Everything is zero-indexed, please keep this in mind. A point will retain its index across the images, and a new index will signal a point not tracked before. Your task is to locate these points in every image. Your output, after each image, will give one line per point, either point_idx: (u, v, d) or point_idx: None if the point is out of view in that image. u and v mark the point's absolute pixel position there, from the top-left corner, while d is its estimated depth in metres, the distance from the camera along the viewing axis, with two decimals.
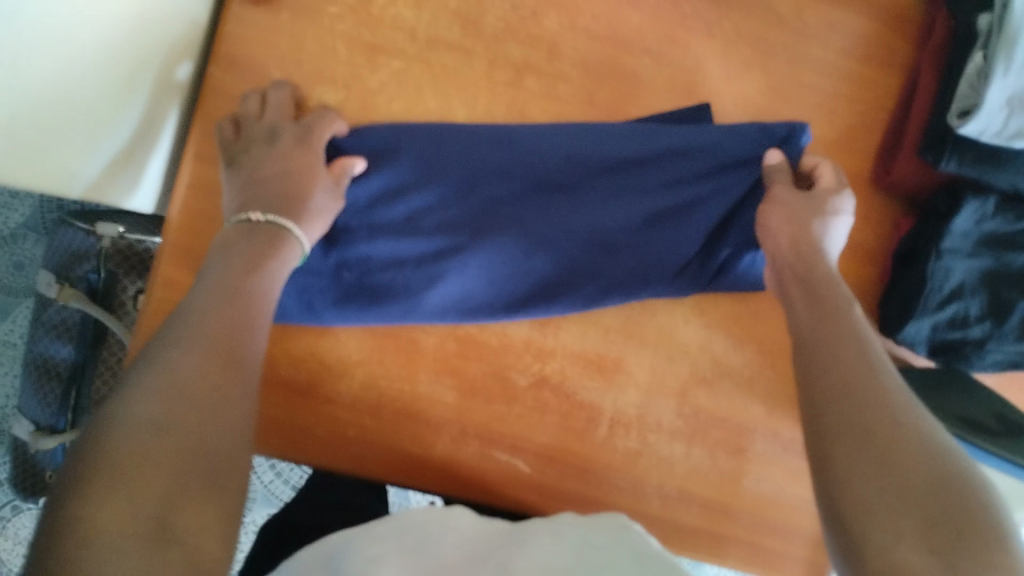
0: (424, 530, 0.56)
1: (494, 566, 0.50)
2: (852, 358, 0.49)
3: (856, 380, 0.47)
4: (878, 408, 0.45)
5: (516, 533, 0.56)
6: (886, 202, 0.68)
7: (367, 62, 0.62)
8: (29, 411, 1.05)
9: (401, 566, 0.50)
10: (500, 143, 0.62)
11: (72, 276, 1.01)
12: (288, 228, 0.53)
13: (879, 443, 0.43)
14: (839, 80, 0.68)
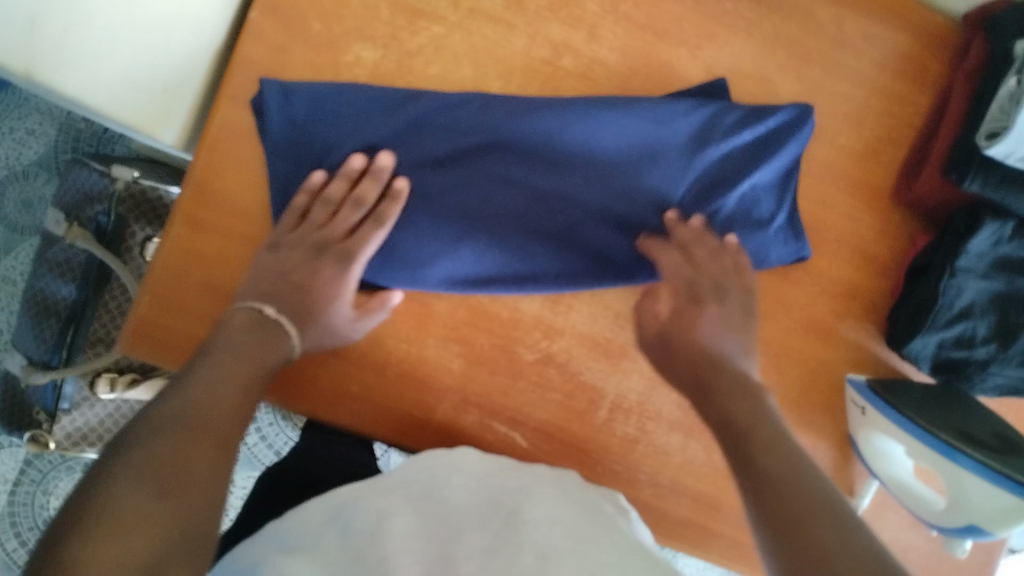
0: (438, 479, 0.58)
1: (509, 519, 0.52)
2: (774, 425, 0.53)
3: (771, 432, 0.52)
4: (808, 505, 0.46)
5: (521, 479, 0.58)
6: (903, 217, 0.69)
7: (408, 25, 0.62)
8: (25, 347, 1.05)
9: (413, 526, 0.51)
10: (515, 109, 0.62)
11: (82, 216, 1.01)
12: (290, 334, 0.56)
13: (795, 483, 0.47)
14: (869, 93, 0.68)
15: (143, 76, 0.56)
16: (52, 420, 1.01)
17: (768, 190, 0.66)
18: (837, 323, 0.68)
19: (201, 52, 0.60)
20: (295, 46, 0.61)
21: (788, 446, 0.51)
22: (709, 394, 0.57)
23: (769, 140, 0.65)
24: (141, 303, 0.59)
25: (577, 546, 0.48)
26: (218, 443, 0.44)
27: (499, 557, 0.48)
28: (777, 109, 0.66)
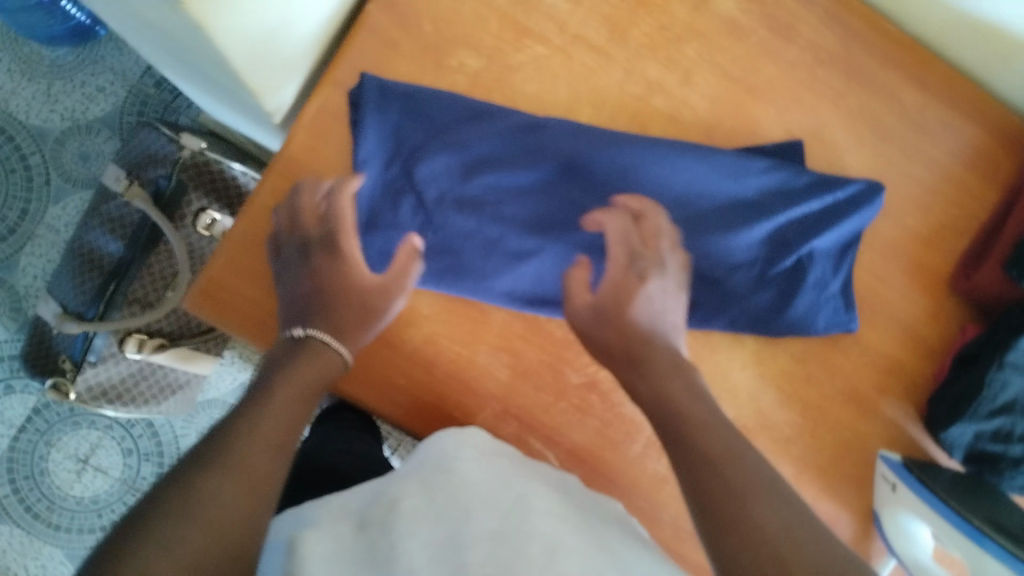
0: (448, 458, 0.56)
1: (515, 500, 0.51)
2: (708, 406, 0.51)
3: (717, 422, 0.50)
4: (753, 493, 0.44)
5: (526, 470, 0.57)
6: (956, 305, 0.70)
7: (513, 41, 0.65)
8: (60, 294, 1.06)
9: (421, 503, 0.50)
10: (597, 143, 0.64)
11: (143, 177, 1.03)
12: (326, 340, 0.55)
13: (725, 470, 0.46)
14: (940, 179, 0.70)
15: (279, 53, 0.55)
16: (77, 369, 1.01)
17: (827, 257, 0.66)
18: (877, 397, 0.69)
19: (317, 27, 0.60)
20: (405, 43, 0.63)
21: (741, 442, 0.48)
22: (648, 371, 0.54)
23: (834, 212, 0.65)
24: (215, 261, 0.61)
25: (584, 550, 0.47)
26: (263, 491, 0.43)
27: (505, 548, 0.45)
28: (848, 181, 0.66)
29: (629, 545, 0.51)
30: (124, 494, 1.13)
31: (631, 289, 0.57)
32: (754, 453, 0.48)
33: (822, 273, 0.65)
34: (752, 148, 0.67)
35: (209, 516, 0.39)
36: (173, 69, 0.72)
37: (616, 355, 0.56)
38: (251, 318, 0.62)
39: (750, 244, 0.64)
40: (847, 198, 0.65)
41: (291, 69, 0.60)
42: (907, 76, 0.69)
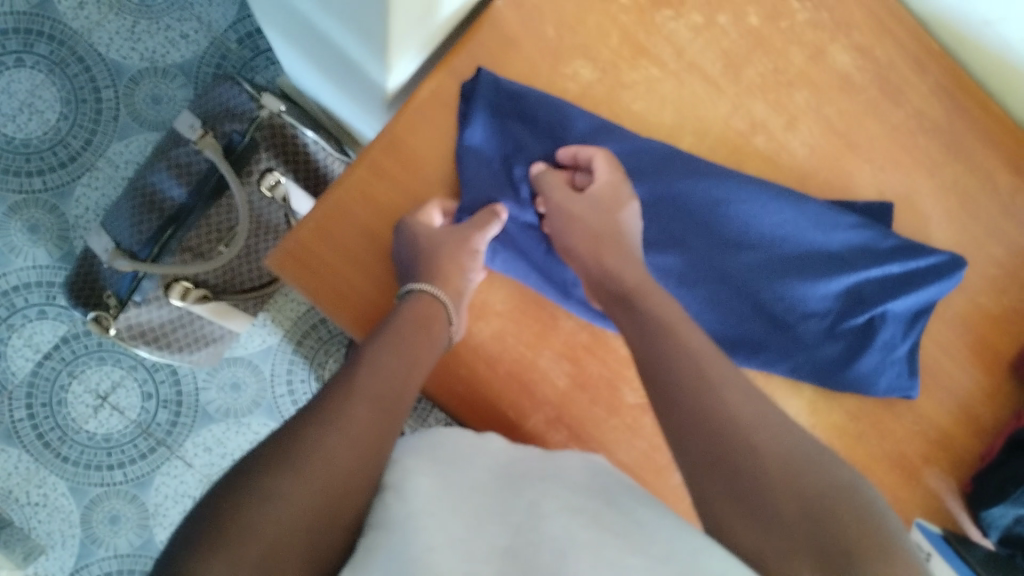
0: (465, 453, 0.55)
1: (526, 509, 0.47)
2: (721, 391, 0.48)
3: (726, 412, 0.47)
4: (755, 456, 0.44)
5: (546, 467, 0.55)
6: (1015, 389, 0.70)
7: (630, 59, 0.66)
8: (115, 230, 1.06)
9: (436, 493, 0.48)
10: (698, 176, 0.64)
11: (217, 130, 1.04)
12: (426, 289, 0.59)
13: (740, 485, 0.43)
14: (1019, 264, 0.70)
15: (416, 34, 0.57)
16: (121, 306, 1.02)
17: (897, 320, 0.65)
18: (922, 467, 0.69)
19: (448, 17, 0.62)
20: (526, 43, 0.64)
21: (749, 432, 0.46)
22: (648, 334, 0.54)
23: (912, 278, 0.65)
24: (305, 226, 0.62)
25: (599, 537, 0.43)
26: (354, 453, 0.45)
27: (519, 549, 0.43)
28: (930, 250, 0.66)
29: (652, 513, 0.47)
30: (137, 437, 1.13)
31: (611, 212, 0.61)
32: (772, 441, 0.45)
33: (891, 336, 0.65)
34: (841, 202, 0.67)
35: (308, 477, 0.42)
36: (282, 29, 0.72)
37: (603, 271, 0.59)
38: (330, 287, 0.62)
39: (824, 296, 0.65)
40: (926, 265, 0.65)
41: (416, 47, 0.60)
42: (1003, 158, 0.70)
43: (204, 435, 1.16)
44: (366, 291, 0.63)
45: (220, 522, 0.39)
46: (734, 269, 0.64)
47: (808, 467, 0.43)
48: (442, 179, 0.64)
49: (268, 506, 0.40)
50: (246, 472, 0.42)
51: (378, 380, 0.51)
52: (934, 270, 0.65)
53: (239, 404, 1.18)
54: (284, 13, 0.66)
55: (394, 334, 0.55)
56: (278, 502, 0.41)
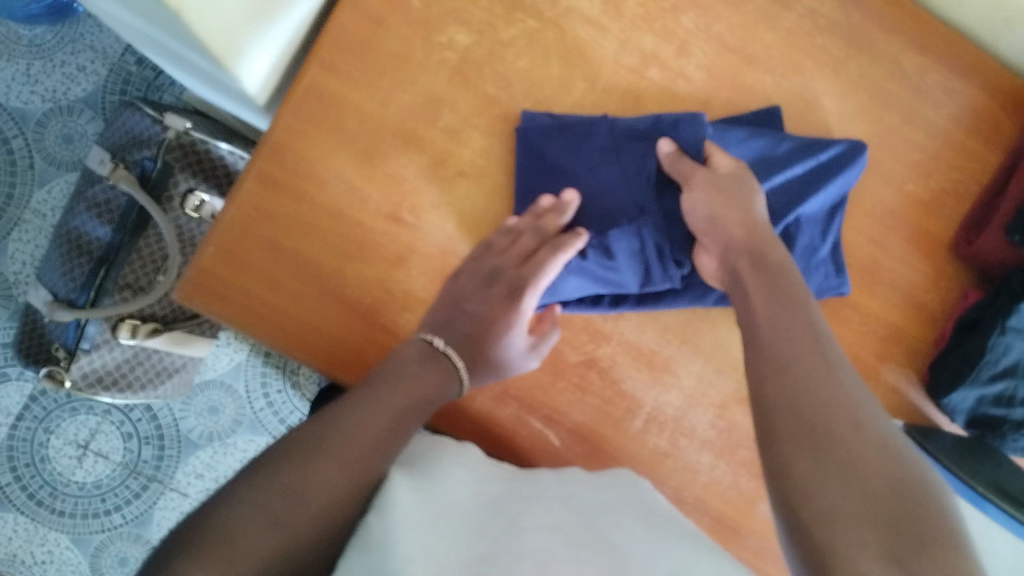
0: (440, 459, 0.56)
1: (505, 526, 0.50)
2: (839, 372, 0.47)
3: (827, 387, 0.46)
4: (842, 414, 0.44)
5: (534, 481, 0.59)
6: (957, 271, 0.69)
7: (505, 15, 0.63)
8: (50, 282, 1.05)
9: (416, 504, 0.48)
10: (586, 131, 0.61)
11: (128, 159, 1.02)
12: (458, 368, 0.58)
13: (820, 437, 0.43)
14: (940, 145, 0.69)
15: (260, 37, 0.55)
16: (70, 358, 1.00)
17: (814, 221, 0.64)
18: (879, 365, 0.69)
19: (301, 12, 0.59)
20: (394, 21, 0.61)
21: (858, 414, 0.44)
22: (772, 303, 0.52)
23: (821, 174, 0.63)
24: (206, 251, 0.60)
25: (579, 557, 0.48)
26: (340, 470, 0.47)
27: (495, 559, 0.45)
28: (831, 142, 0.64)
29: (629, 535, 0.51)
30: (127, 478, 1.12)
31: (751, 188, 0.57)
32: (879, 427, 0.44)
33: (809, 240, 0.64)
34: (727, 120, 0.65)
35: (282, 492, 0.44)
36: (156, 50, 0.69)
37: (753, 238, 0.56)
38: (246, 309, 0.61)
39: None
40: (834, 158, 0.63)
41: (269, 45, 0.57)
42: (908, 41, 0.68)
43: (193, 463, 1.15)
44: (280, 305, 0.61)
45: (216, 531, 0.41)
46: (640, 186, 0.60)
47: (897, 452, 0.42)
48: (334, 176, 0.61)
49: (240, 515, 0.42)
50: (249, 481, 0.44)
51: (387, 420, 0.52)
52: (843, 160, 0.64)
53: (221, 426, 1.16)
54: (149, 40, 0.64)
55: (411, 391, 0.54)
56: (247, 509, 0.43)
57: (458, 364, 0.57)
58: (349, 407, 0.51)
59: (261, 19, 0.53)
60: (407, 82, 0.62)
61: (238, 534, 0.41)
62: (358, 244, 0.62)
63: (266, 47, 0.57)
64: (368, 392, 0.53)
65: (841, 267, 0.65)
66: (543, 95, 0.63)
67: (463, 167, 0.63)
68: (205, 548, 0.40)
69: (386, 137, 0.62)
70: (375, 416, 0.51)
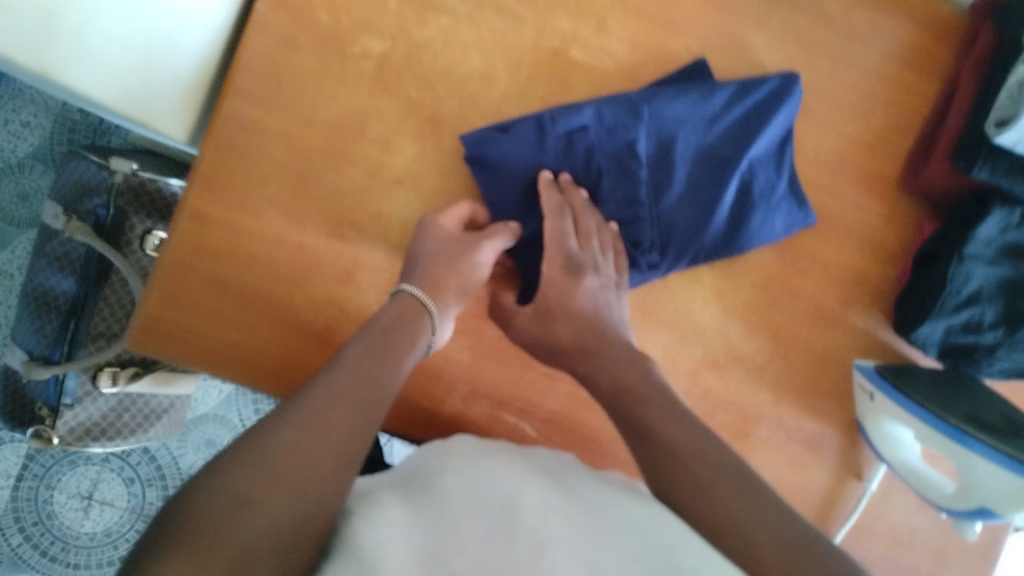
0: (433, 468, 0.54)
1: (502, 507, 0.48)
2: (750, 489, 0.48)
3: (729, 505, 0.47)
4: (758, 530, 0.45)
5: (526, 460, 0.57)
6: (910, 205, 0.69)
7: (416, 16, 0.61)
8: (24, 341, 1.04)
9: (408, 517, 0.46)
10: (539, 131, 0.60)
11: (80, 210, 0.98)
12: (425, 301, 0.57)
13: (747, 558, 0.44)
14: (877, 82, 0.68)
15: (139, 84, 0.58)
16: (54, 415, 0.98)
17: (765, 160, 0.65)
18: (844, 310, 0.68)
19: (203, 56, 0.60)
20: (304, 40, 0.60)
21: (788, 533, 0.45)
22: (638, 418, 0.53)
23: (756, 114, 0.63)
24: (149, 297, 0.60)
25: (582, 539, 0.45)
26: (322, 441, 0.44)
27: (495, 549, 0.44)
28: (759, 79, 0.64)
29: (629, 507, 0.49)
30: (136, 523, 1.12)
31: (573, 287, 0.59)
32: (781, 521, 0.46)
33: (766, 182, 0.64)
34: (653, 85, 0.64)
35: (266, 471, 0.41)
36: None
37: (583, 340, 0.58)
38: (202, 347, 0.61)
39: (688, 176, 0.63)
40: (766, 95, 0.63)
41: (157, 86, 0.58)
42: None
43: None
44: (235, 338, 0.61)
45: (188, 522, 0.37)
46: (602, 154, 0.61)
47: (818, 557, 0.44)
48: (268, 203, 0.60)
49: (228, 498, 0.38)
50: (217, 467, 0.40)
51: (355, 384, 0.48)
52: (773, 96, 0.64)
53: None
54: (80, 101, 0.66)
55: (369, 342, 0.52)
56: (229, 490, 0.39)
57: (428, 301, 0.56)
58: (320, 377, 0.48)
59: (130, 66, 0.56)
60: (328, 99, 0.61)
61: (228, 515, 0.38)
62: (305, 268, 0.61)
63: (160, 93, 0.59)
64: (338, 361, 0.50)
65: (799, 201, 0.65)
66: (468, 92, 0.62)
67: (398, 176, 0.62)
68: (178, 540, 0.36)
69: (315, 155, 0.61)
70: (350, 380, 0.48)
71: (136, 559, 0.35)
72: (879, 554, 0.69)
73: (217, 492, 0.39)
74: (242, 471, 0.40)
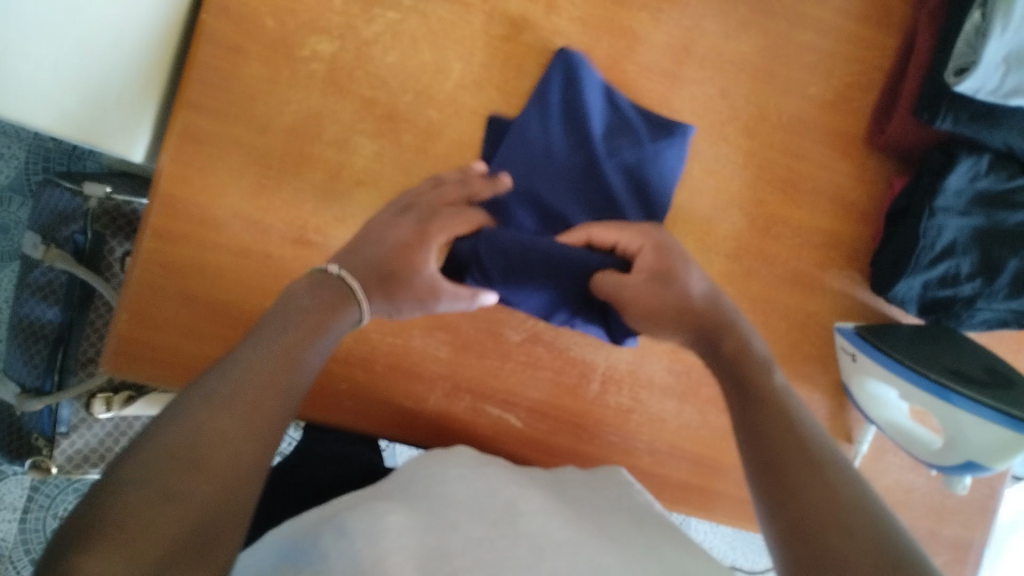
0: (430, 475, 0.54)
1: (503, 510, 0.48)
2: (829, 476, 0.43)
3: (824, 482, 0.43)
4: (826, 499, 0.41)
5: (521, 472, 0.57)
6: (879, 162, 0.68)
7: (363, 13, 0.61)
8: (18, 373, 1.00)
9: (410, 522, 0.46)
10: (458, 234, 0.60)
11: (57, 238, 0.93)
12: (357, 292, 0.53)
13: (809, 522, 0.40)
14: (835, 40, 0.67)
15: (93, 114, 0.56)
16: (51, 445, 0.95)
17: (616, 136, 0.64)
18: (821, 274, 0.68)
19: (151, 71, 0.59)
20: (251, 47, 0.60)
21: (847, 514, 0.40)
22: (745, 401, 0.50)
23: (575, 107, 0.63)
24: (120, 318, 0.59)
25: (577, 539, 0.46)
26: (245, 426, 0.40)
27: (496, 548, 0.44)
28: (548, 77, 0.63)
29: (619, 526, 0.50)
30: None
31: (677, 251, 0.57)
32: (854, 491, 0.42)
33: (634, 155, 0.63)
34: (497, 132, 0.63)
35: (188, 463, 0.37)
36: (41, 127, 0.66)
37: (710, 327, 0.54)
38: (178, 364, 0.61)
39: (568, 194, 0.63)
40: (560, 86, 0.63)
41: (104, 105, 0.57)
42: None
43: None
44: (210, 353, 0.61)
45: (101, 522, 0.33)
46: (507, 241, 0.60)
47: (869, 516, 0.40)
48: (230, 215, 0.60)
49: (143, 495, 0.35)
50: (132, 460, 0.36)
51: (277, 363, 0.45)
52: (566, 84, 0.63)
53: None
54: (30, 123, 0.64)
55: (297, 320, 0.48)
56: (141, 486, 0.35)
57: (354, 285, 0.53)
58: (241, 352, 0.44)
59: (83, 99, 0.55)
60: (281, 105, 0.60)
61: (142, 513, 0.34)
62: (274, 278, 0.61)
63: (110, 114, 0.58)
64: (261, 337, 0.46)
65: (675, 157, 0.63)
66: (422, 86, 0.62)
67: (359, 176, 0.62)
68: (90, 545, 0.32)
69: (273, 162, 0.60)
70: (274, 357, 0.45)
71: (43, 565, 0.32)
72: None
73: (137, 490, 0.35)
74: (162, 465, 0.36)
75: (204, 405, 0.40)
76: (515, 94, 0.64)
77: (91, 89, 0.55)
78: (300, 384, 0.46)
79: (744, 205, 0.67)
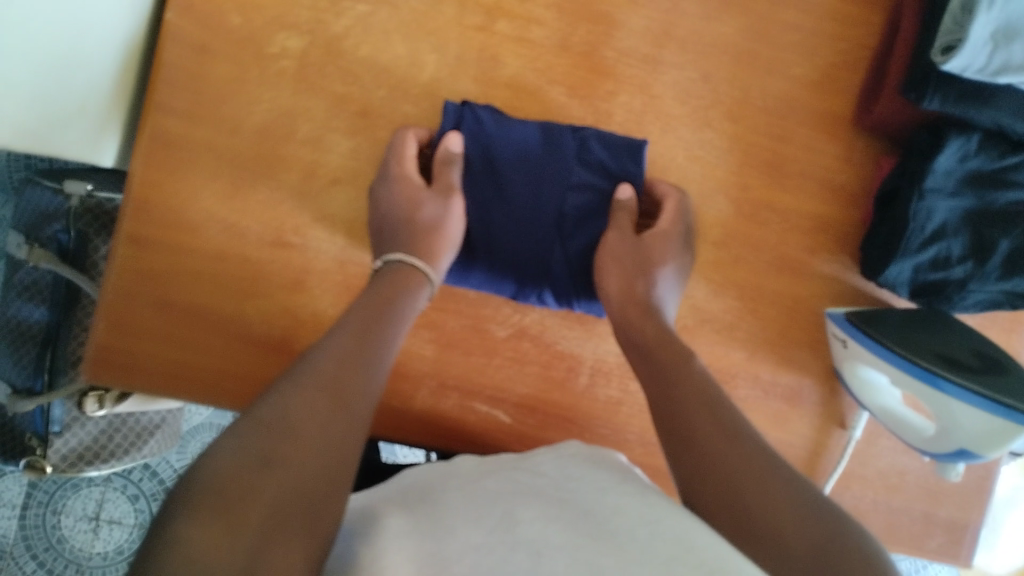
0: (433, 488, 0.52)
1: (502, 516, 0.45)
2: (745, 445, 0.48)
3: (740, 457, 0.47)
4: (749, 477, 0.46)
5: (523, 472, 0.54)
6: (867, 143, 0.67)
7: (332, 6, 0.59)
8: (5, 374, 0.95)
9: (407, 527, 0.46)
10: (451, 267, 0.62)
11: (41, 237, 0.88)
12: (419, 265, 0.56)
13: (742, 501, 0.45)
14: (820, 19, 0.65)
15: (54, 117, 0.55)
16: (44, 445, 0.93)
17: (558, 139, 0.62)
18: (810, 258, 0.67)
19: (111, 67, 0.57)
20: (219, 46, 0.58)
21: (793, 496, 0.45)
22: (664, 381, 0.54)
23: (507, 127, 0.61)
24: (99, 325, 0.59)
25: (577, 542, 0.42)
26: (333, 408, 0.43)
27: (495, 555, 0.41)
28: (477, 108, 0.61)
29: (615, 507, 0.47)
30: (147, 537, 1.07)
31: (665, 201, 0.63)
32: (768, 460, 0.47)
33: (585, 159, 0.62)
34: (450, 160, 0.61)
35: (283, 436, 0.40)
36: None
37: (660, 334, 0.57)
38: (159, 371, 0.60)
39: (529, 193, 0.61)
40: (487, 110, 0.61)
41: (68, 107, 0.55)
42: None
43: None
44: (191, 358, 0.60)
45: (213, 483, 0.37)
46: (502, 251, 0.62)
47: (787, 486, 0.45)
48: (205, 218, 0.59)
49: (245, 462, 0.38)
50: (233, 431, 0.40)
51: (358, 344, 0.48)
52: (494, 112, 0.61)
53: None
54: None
55: (366, 302, 0.52)
56: (238, 453, 0.38)
57: (417, 262, 0.56)
58: (324, 341, 0.48)
59: (41, 100, 0.53)
60: (252, 104, 0.59)
61: (244, 476, 0.37)
62: (252, 280, 0.60)
63: (71, 114, 0.56)
64: (340, 323, 0.50)
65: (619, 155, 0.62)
66: (396, 80, 0.61)
67: (336, 174, 0.60)
68: (204, 503, 0.36)
69: (248, 163, 0.59)
70: (351, 339, 0.48)
71: (161, 518, 0.35)
72: (870, 499, 0.69)
73: (240, 457, 0.38)
74: (260, 436, 0.40)
75: (294, 389, 0.43)
76: (492, 85, 0.62)
77: (51, 89, 0.53)
78: (384, 366, 0.49)
79: (729, 191, 0.65)
